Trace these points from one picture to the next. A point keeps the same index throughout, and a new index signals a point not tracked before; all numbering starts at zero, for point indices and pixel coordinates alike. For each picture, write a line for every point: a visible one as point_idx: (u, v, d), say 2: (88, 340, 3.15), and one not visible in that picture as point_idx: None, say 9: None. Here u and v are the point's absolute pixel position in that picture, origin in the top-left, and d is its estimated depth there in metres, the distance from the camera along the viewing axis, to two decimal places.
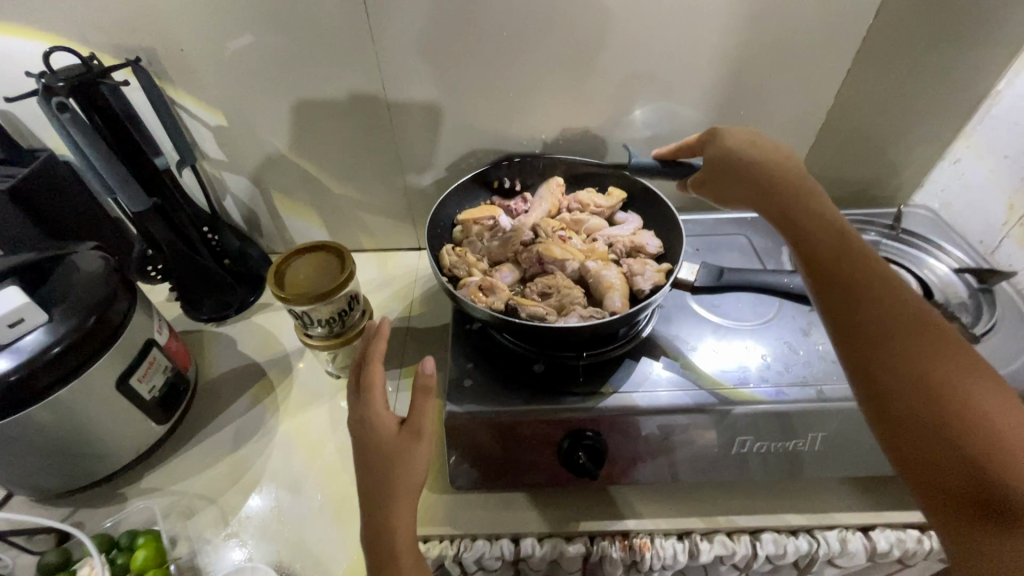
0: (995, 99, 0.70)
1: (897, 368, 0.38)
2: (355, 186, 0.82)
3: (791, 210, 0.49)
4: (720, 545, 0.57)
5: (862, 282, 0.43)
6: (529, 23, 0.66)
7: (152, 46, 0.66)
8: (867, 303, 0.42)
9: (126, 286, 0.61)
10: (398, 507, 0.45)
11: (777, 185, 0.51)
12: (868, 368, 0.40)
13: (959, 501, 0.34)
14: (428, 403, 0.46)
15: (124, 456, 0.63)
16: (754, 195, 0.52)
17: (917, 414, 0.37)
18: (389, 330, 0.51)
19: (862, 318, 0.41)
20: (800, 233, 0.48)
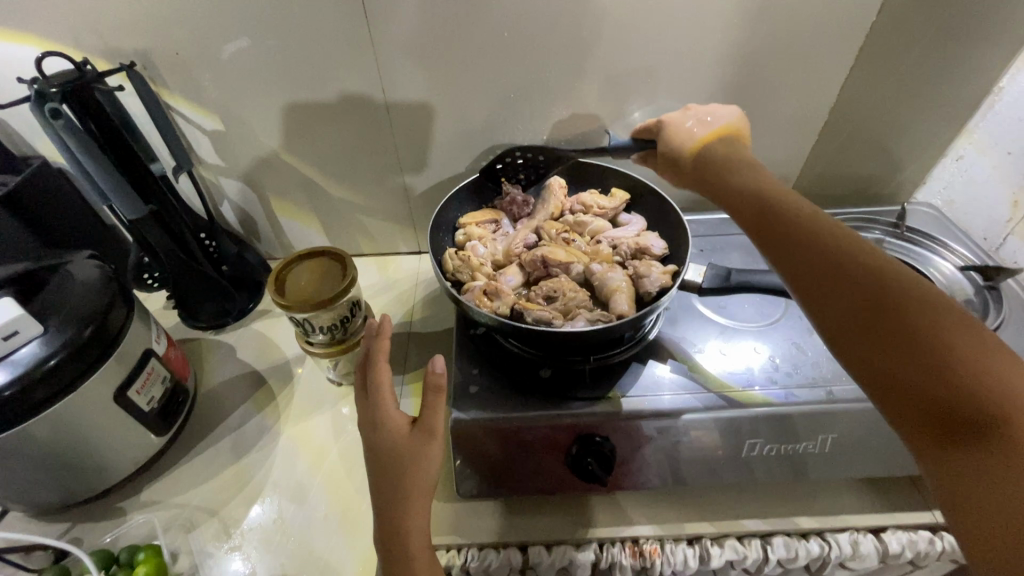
0: (999, 95, 0.70)
1: (853, 294, 0.35)
2: (355, 190, 0.81)
3: (725, 174, 0.48)
4: (731, 550, 0.57)
5: (792, 214, 0.41)
6: (531, 23, 0.65)
7: (147, 50, 0.65)
8: (809, 236, 0.39)
9: (122, 295, 0.60)
10: (412, 507, 0.45)
11: (708, 160, 0.51)
12: (823, 302, 0.36)
13: (942, 427, 0.31)
14: (440, 402, 0.45)
15: (122, 469, 0.61)
16: (694, 172, 0.52)
17: (885, 337, 0.33)
18: (391, 329, 0.50)
19: (807, 252, 0.38)
20: (733, 188, 0.47)
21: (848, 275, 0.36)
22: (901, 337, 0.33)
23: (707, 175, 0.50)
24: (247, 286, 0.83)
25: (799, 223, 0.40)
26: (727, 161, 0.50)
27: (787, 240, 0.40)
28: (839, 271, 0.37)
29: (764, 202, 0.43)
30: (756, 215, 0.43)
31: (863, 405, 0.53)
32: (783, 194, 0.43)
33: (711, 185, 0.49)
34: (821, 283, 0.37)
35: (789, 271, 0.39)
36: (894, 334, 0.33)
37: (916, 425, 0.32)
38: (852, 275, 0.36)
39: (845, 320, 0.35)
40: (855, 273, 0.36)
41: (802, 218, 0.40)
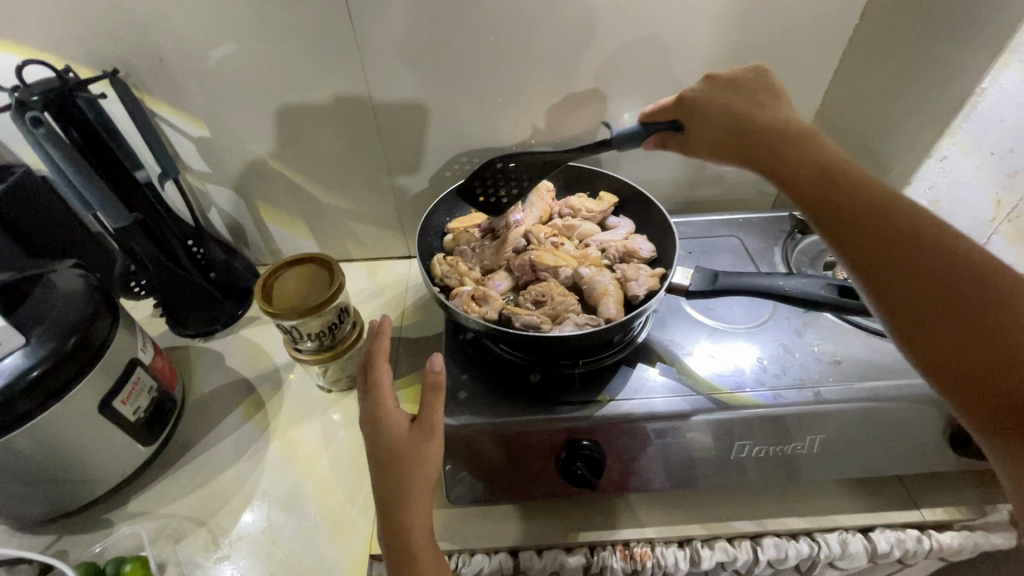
0: (982, 95, 0.68)
1: (925, 288, 0.39)
2: (343, 195, 0.81)
3: (783, 148, 0.48)
4: (722, 551, 0.56)
5: (854, 201, 0.43)
6: (516, 28, 0.65)
7: (130, 57, 0.65)
8: (880, 227, 0.41)
9: (108, 304, 0.59)
10: (413, 507, 0.45)
11: (753, 131, 0.50)
12: (898, 294, 0.40)
13: (997, 409, 0.37)
14: (438, 401, 0.45)
15: (109, 480, 0.61)
16: (741, 142, 0.51)
17: (957, 328, 0.38)
18: (391, 328, 0.50)
19: (879, 244, 0.41)
20: (794, 166, 0.47)
21: (919, 270, 0.40)
22: (970, 330, 0.38)
23: (760, 147, 0.49)
24: (236, 293, 0.83)
25: (868, 212, 0.42)
26: (779, 132, 0.49)
27: (858, 230, 0.42)
28: (912, 264, 0.40)
29: (830, 187, 0.44)
30: (823, 201, 0.44)
31: (848, 405, 0.54)
32: (848, 178, 0.44)
33: (766, 159, 0.49)
34: (895, 276, 0.40)
35: (860, 260, 0.42)
36: (963, 327, 0.38)
37: (975, 406, 0.38)
38: (925, 270, 0.40)
39: (915, 313, 0.39)
40: (925, 267, 0.40)
41: (869, 208, 0.42)
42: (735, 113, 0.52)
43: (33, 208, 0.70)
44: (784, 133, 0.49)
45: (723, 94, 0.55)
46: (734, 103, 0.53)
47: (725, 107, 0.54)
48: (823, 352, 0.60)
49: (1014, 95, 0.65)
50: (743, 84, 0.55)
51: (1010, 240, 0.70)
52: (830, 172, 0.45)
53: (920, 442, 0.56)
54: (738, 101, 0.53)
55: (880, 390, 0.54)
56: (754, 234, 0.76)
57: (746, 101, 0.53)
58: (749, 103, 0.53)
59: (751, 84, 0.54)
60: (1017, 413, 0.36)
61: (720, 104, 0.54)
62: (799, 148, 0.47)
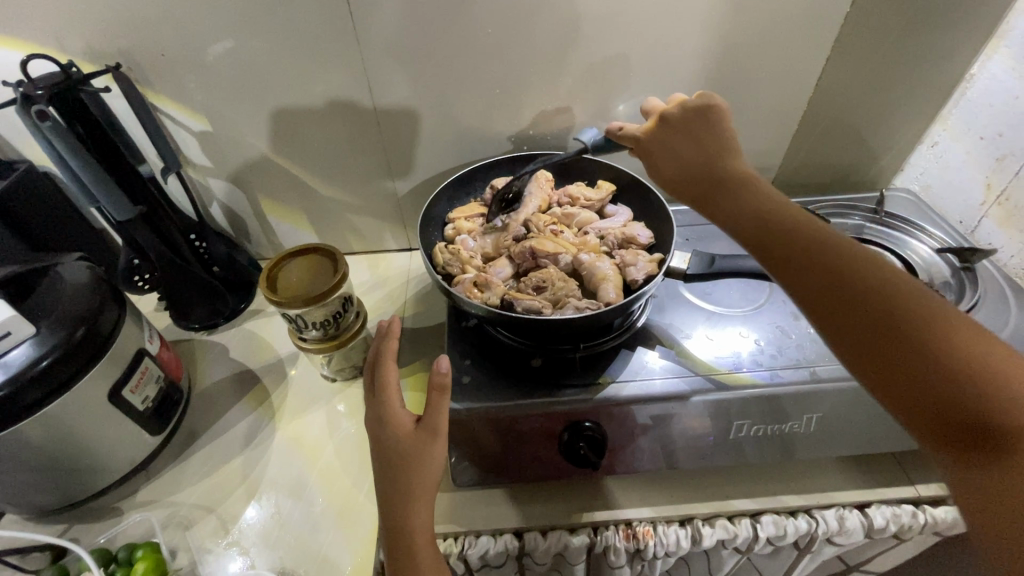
0: (970, 83, 0.72)
1: (870, 318, 0.38)
2: (343, 188, 0.82)
3: (719, 194, 0.48)
4: (721, 529, 0.58)
5: (800, 247, 0.42)
6: (513, 20, 0.66)
7: (132, 51, 0.65)
8: (818, 262, 0.41)
9: (114, 298, 0.60)
10: (416, 507, 0.45)
11: (699, 179, 0.50)
12: (842, 327, 0.39)
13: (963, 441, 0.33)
14: (443, 401, 0.46)
15: (118, 469, 0.62)
16: (685, 187, 0.51)
17: (908, 357, 0.36)
18: (399, 329, 0.52)
19: (817, 278, 0.40)
20: (729, 209, 0.47)
21: (860, 302, 0.38)
22: (920, 357, 0.35)
23: (700, 193, 0.50)
24: (239, 287, 0.83)
25: (807, 248, 0.42)
26: (722, 181, 0.49)
27: (798, 267, 0.42)
28: (856, 300, 0.38)
29: (766, 227, 0.44)
30: (760, 241, 0.44)
31: (844, 383, 0.55)
32: (786, 216, 0.45)
33: (706, 205, 0.49)
34: (835, 309, 0.39)
35: (814, 303, 0.40)
36: (909, 355, 0.36)
37: (937, 440, 0.34)
38: (864, 300, 0.38)
39: (863, 344, 0.38)
40: (865, 297, 0.38)
41: (804, 243, 0.42)
42: (678, 154, 0.52)
43: (37, 202, 0.70)
44: (723, 175, 0.49)
45: (666, 133, 0.54)
46: (675, 143, 0.53)
47: (670, 145, 0.54)
48: (818, 333, 0.61)
49: (1000, 81, 0.68)
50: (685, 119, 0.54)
51: (999, 223, 0.71)
52: (768, 211, 0.45)
53: None
54: (679, 140, 0.53)
55: None
56: None
57: (689, 139, 0.53)
58: (694, 140, 0.52)
59: (694, 118, 0.53)
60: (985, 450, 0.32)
61: (664, 145, 0.54)
62: (735, 191, 0.48)
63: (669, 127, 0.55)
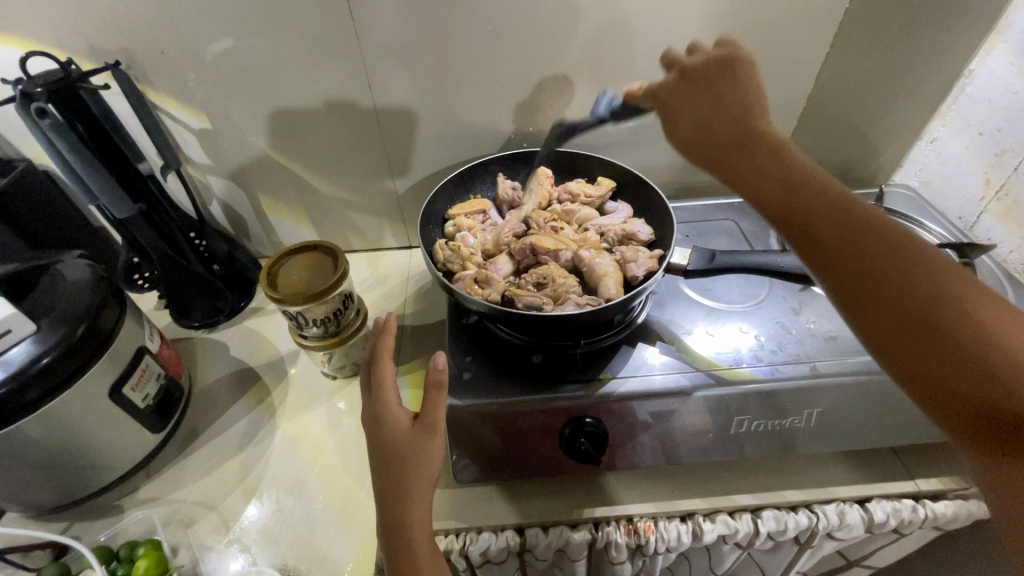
0: (969, 78, 0.72)
1: (898, 299, 0.38)
2: (343, 186, 0.82)
3: (743, 157, 0.46)
4: (722, 524, 0.58)
5: (824, 215, 0.41)
6: (513, 17, 0.66)
7: (131, 49, 0.65)
8: (848, 236, 0.40)
9: (115, 295, 0.60)
10: (415, 504, 0.46)
11: (719, 138, 0.48)
12: (867, 305, 0.39)
13: (986, 429, 0.34)
14: (441, 399, 0.46)
15: (118, 467, 0.62)
16: (706, 149, 0.48)
17: (934, 341, 0.36)
18: (396, 325, 0.52)
19: (845, 253, 0.40)
20: (754, 172, 0.45)
21: (882, 274, 0.38)
22: (947, 341, 0.36)
23: (722, 155, 0.47)
24: (239, 285, 0.83)
25: (837, 220, 0.41)
26: (746, 140, 0.47)
27: (820, 236, 0.41)
28: (878, 274, 0.38)
29: (793, 195, 0.43)
30: (786, 209, 0.43)
31: (844, 378, 0.55)
32: (815, 185, 0.43)
33: (728, 167, 0.47)
34: (862, 285, 0.39)
35: (833, 273, 0.40)
36: (936, 340, 0.36)
37: (957, 425, 0.35)
38: (894, 278, 0.38)
39: (883, 318, 0.38)
40: (896, 276, 0.38)
41: (833, 215, 0.41)
42: (701, 116, 0.50)
43: (37, 200, 0.70)
44: (748, 137, 0.47)
45: (690, 94, 0.52)
46: (698, 101, 0.51)
47: (691, 104, 0.52)
48: (818, 329, 0.61)
49: (999, 77, 0.68)
50: (706, 79, 0.52)
51: (998, 218, 0.71)
52: (796, 178, 0.44)
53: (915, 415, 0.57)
54: (703, 102, 0.51)
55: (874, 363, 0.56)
56: (749, 217, 0.77)
57: (713, 101, 0.50)
58: (716, 99, 0.50)
59: (717, 79, 0.52)
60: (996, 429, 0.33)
61: (685, 103, 0.52)
62: (760, 153, 0.46)
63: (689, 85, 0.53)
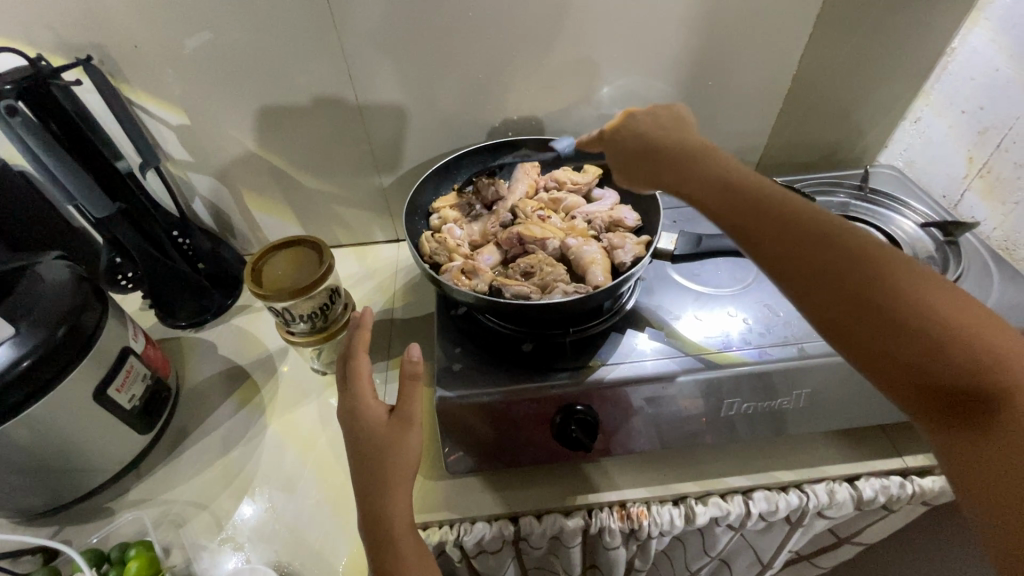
0: (951, 57, 0.72)
1: (849, 285, 0.36)
2: (328, 179, 0.80)
3: (684, 162, 0.44)
4: (715, 507, 0.59)
5: (770, 208, 0.39)
6: (492, 4, 0.65)
7: (103, 43, 0.64)
8: (789, 224, 0.38)
9: (96, 296, 0.59)
10: (393, 496, 0.45)
11: (664, 151, 0.47)
12: (803, 287, 0.37)
13: (948, 408, 0.34)
14: (417, 388, 0.48)
15: (107, 468, 0.61)
16: (637, 165, 0.49)
17: (873, 321, 0.35)
18: (371, 320, 0.53)
19: (790, 243, 0.38)
20: (695, 177, 0.43)
21: (834, 267, 0.36)
22: (896, 322, 0.34)
23: (650, 168, 0.47)
24: (224, 282, 0.82)
25: (762, 207, 0.39)
26: (681, 149, 0.46)
27: (766, 235, 0.39)
28: (825, 266, 0.36)
29: (736, 194, 0.41)
30: (730, 209, 0.40)
31: (833, 358, 0.55)
32: (751, 181, 0.41)
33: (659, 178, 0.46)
34: (810, 276, 0.37)
35: (785, 270, 0.38)
36: (891, 325, 0.34)
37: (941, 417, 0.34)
38: (843, 265, 0.36)
39: (840, 313, 0.36)
40: (832, 258, 0.36)
41: (772, 206, 0.39)
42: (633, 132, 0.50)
43: (12, 202, 0.69)
44: (682, 145, 0.46)
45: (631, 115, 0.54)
46: (637, 123, 0.52)
47: (632, 123, 0.52)
48: None
49: (981, 55, 0.68)
50: (643, 111, 0.54)
51: (982, 195, 0.72)
52: (728, 174, 0.42)
53: None
54: (644, 124, 0.52)
55: None
56: None
57: (651, 123, 0.52)
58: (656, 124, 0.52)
59: (663, 113, 0.54)
60: (976, 412, 0.33)
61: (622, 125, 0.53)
62: (696, 160, 0.44)
63: (630, 115, 0.54)
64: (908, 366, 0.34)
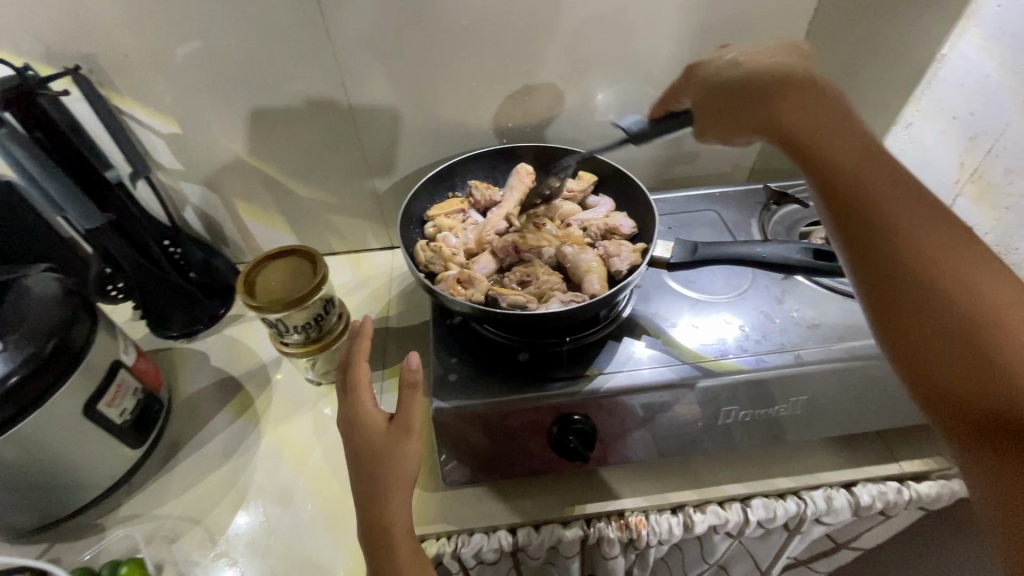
0: (942, 63, 0.72)
1: (919, 289, 0.38)
2: (321, 187, 0.80)
3: (818, 134, 0.45)
4: (713, 515, 0.59)
5: (871, 203, 0.42)
6: (486, 12, 0.65)
7: (91, 53, 0.63)
8: (882, 222, 0.41)
9: (85, 309, 0.58)
10: (393, 503, 0.45)
11: (798, 116, 0.46)
12: (862, 257, 0.41)
13: (975, 427, 0.35)
14: (415, 398, 0.45)
15: (97, 484, 0.60)
16: (736, 112, 0.50)
17: (929, 328, 0.38)
18: (371, 327, 0.50)
19: (878, 237, 0.41)
20: (825, 152, 0.44)
21: (912, 269, 0.39)
22: (949, 334, 0.37)
23: (756, 114, 0.48)
24: (217, 292, 0.82)
25: (866, 197, 0.42)
26: (818, 121, 0.46)
27: (858, 224, 0.42)
28: (902, 267, 0.39)
29: (849, 181, 0.43)
30: (837, 193, 0.43)
31: (829, 365, 0.55)
32: (875, 170, 0.43)
33: (767, 126, 0.48)
34: (885, 271, 0.40)
35: (862, 261, 0.41)
36: (945, 335, 0.37)
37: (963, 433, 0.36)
38: (919, 271, 0.39)
39: (897, 313, 0.39)
40: (898, 238, 0.40)
41: (875, 200, 0.41)
42: (739, 72, 0.50)
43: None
44: (823, 115, 0.46)
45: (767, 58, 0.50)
46: (773, 69, 0.49)
47: (767, 67, 0.49)
48: (802, 317, 0.62)
49: (971, 61, 0.69)
50: (784, 57, 0.49)
51: (974, 201, 0.72)
52: (854, 159, 0.44)
53: (895, 398, 0.58)
54: (781, 73, 0.48)
55: (857, 349, 0.57)
56: (732, 208, 0.77)
57: (799, 71, 0.48)
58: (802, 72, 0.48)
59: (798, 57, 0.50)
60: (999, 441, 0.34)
61: (754, 69, 0.49)
62: (831, 137, 0.45)
63: (767, 59, 0.50)
64: (945, 376, 0.37)
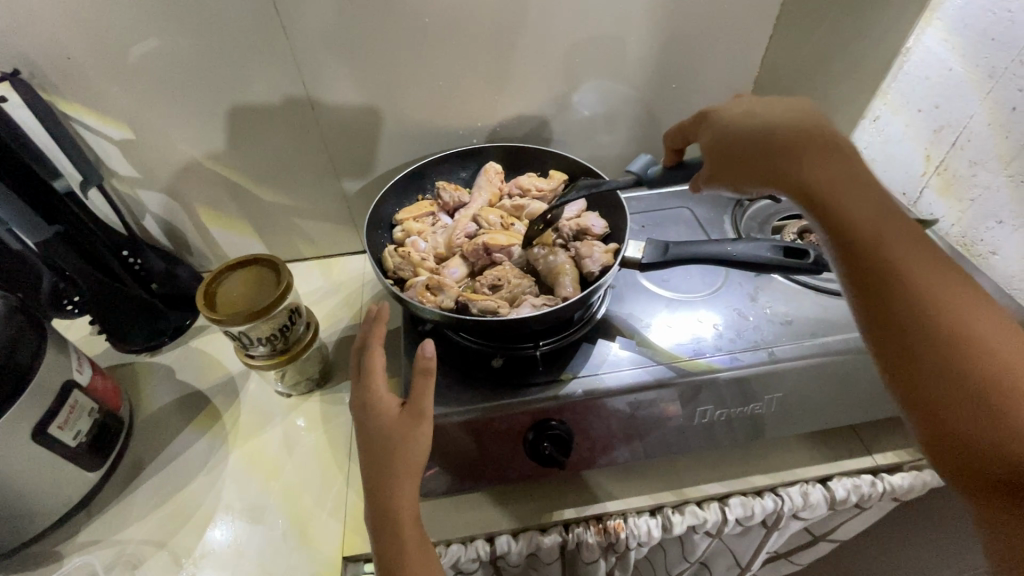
0: (906, 56, 0.73)
1: (942, 368, 0.38)
2: (287, 192, 0.77)
3: (839, 199, 0.42)
4: (692, 516, 0.58)
5: (890, 279, 0.40)
6: (450, 9, 0.64)
7: (31, 56, 0.59)
8: (903, 298, 0.40)
9: (32, 327, 0.55)
10: (402, 493, 0.44)
11: (812, 176, 0.44)
12: (883, 330, 0.40)
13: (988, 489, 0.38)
14: (429, 385, 0.45)
15: (52, 510, 0.57)
16: (747, 162, 0.48)
17: (953, 403, 0.38)
18: (388, 313, 0.50)
19: (900, 310, 0.40)
20: (851, 215, 0.42)
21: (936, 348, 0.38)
22: (971, 407, 0.37)
23: (773, 166, 0.46)
24: (180, 303, 0.78)
25: (886, 270, 0.40)
26: (833, 182, 0.43)
27: (878, 297, 0.40)
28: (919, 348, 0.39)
29: (871, 252, 0.41)
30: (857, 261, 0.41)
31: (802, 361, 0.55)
32: (892, 242, 0.41)
33: (777, 175, 0.46)
34: (906, 347, 0.40)
35: (883, 334, 0.41)
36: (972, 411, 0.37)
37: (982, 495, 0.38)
38: (941, 350, 0.38)
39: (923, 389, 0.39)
40: (921, 317, 0.39)
41: (897, 274, 0.40)
42: (755, 124, 0.47)
43: None
44: (837, 177, 0.43)
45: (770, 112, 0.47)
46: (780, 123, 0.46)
47: (779, 122, 0.46)
48: (775, 313, 0.62)
49: (935, 54, 0.70)
50: (790, 110, 0.47)
51: (940, 193, 0.73)
52: (876, 226, 0.41)
53: (866, 392, 0.58)
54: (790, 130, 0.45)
55: (829, 345, 0.57)
56: (705, 205, 0.77)
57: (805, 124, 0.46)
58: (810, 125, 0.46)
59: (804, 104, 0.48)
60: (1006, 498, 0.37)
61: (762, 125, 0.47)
62: (847, 202, 0.42)
63: (773, 114, 0.47)
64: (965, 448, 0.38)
